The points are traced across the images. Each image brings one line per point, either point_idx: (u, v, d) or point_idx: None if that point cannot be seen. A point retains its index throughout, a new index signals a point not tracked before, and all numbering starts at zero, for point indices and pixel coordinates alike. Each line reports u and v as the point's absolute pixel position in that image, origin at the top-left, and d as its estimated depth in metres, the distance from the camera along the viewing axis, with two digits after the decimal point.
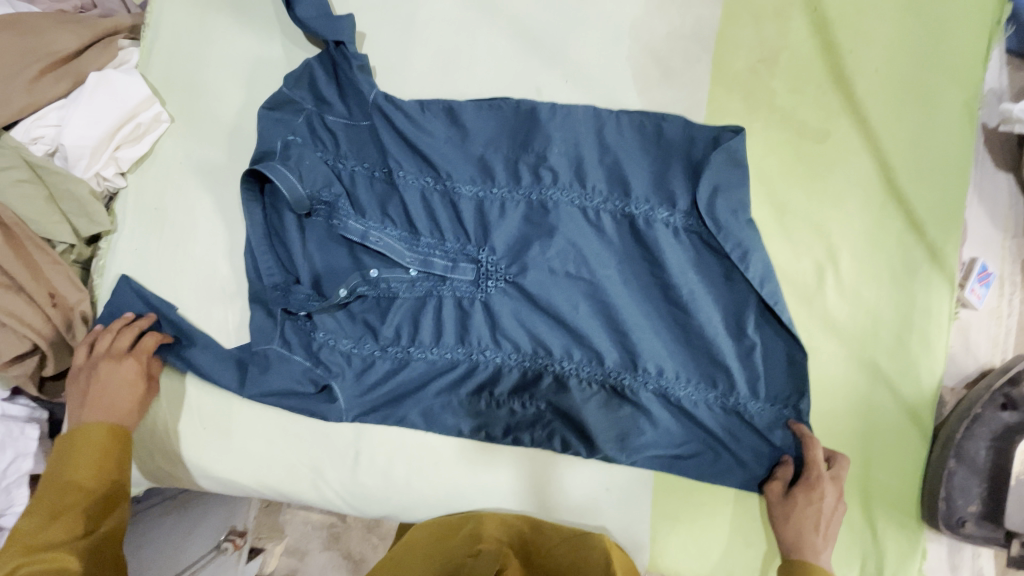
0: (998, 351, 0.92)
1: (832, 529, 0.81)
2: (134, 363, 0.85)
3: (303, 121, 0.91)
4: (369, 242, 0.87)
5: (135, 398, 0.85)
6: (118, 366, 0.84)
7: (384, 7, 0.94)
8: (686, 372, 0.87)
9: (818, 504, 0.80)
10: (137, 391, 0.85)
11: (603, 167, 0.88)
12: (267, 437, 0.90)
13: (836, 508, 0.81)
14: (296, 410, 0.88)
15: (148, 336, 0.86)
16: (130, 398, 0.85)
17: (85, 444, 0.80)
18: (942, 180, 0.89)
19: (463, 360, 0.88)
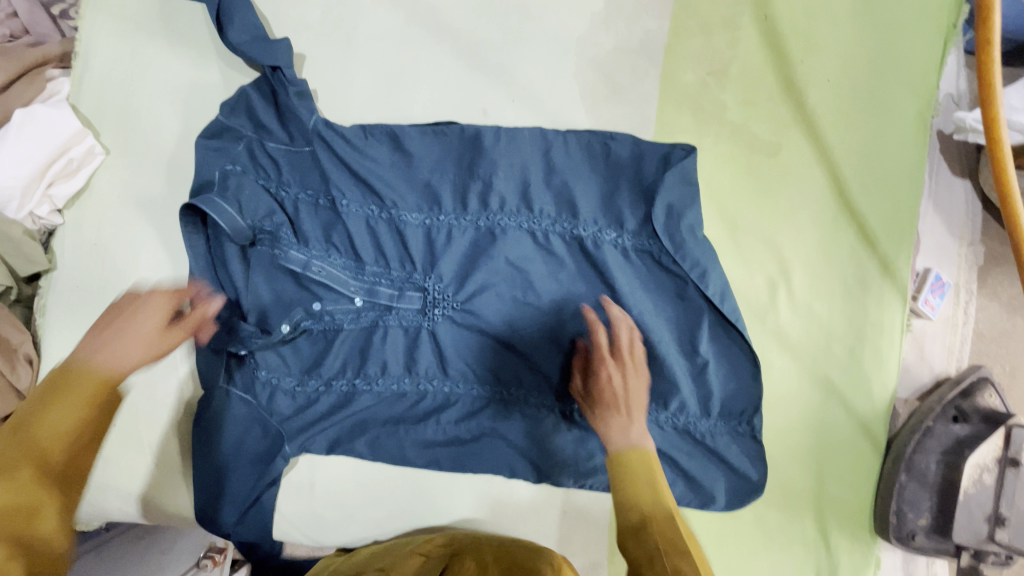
0: (954, 360, 0.92)
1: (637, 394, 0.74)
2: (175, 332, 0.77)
3: (243, 148, 0.87)
4: (310, 273, 0.87)
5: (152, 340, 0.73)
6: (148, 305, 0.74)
7: (323, 26, 0.91)
8: None
9: (614, 386, 0.76)
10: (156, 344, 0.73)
11: (551, 190, 0.87)
12: None
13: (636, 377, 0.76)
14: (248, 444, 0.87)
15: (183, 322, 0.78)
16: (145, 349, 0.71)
17: (75, 403, 0.62)
18: (895, 192, 0.88)
19: (411, 391, 0.90)
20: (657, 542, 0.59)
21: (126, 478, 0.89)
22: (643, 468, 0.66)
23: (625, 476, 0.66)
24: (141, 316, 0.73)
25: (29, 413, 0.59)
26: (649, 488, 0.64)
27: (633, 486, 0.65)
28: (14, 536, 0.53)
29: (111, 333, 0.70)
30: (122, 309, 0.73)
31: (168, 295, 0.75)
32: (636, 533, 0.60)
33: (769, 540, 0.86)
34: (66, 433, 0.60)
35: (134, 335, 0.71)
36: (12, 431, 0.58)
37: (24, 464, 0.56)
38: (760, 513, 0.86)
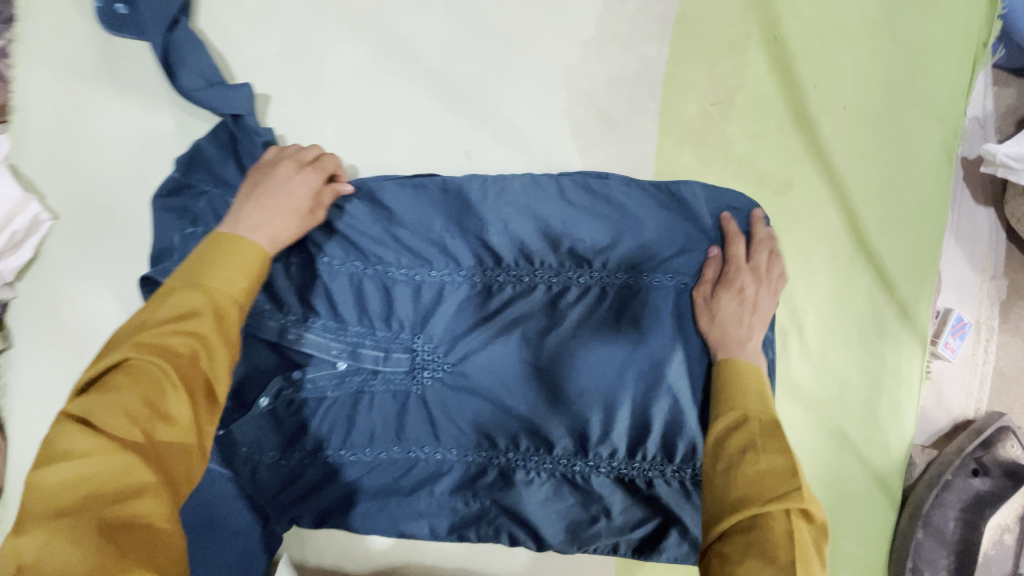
0: (972, 403, 0.88)
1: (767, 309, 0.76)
2: (307, 174, 0.75)
3: (205, 205, 0.79)
4: (287, 340, 0.80)
5: (298, 206, 0.73)
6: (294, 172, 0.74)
7: (285, 63, 0.82)
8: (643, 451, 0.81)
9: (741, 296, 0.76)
10: (298, 213, 0.72)
11: (549, 238, 0.80)
12: None
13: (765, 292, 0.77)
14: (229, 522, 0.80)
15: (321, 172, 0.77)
16: (289, 224, 0.71)
17: (239, 259, 0.63)
18: (916, 229, 0.83)
19: (400, 458, 0.85)
20: (752, 434, 0.61)
21: None
22: (748, 378, 0.69)
23: (732, 388, 0.69)
24: (283, 184, 0.72)
25: (206, 260, 0.62)
26: (755, 395, 0.66)
27: (739, 395, 0.67)
28: (187, 376, 0.54)
29: (263, 201, 0.70)
30: (270, 180, 0.73)
31: (317, 175, 0.75)
32: (735, 429, 0.63)
33: None
34: (231, 287, 0.61)
35: (288, 202, 0.72)
36: (196, 266, 0.61)
37: (201, 312, 0.58)
38: None
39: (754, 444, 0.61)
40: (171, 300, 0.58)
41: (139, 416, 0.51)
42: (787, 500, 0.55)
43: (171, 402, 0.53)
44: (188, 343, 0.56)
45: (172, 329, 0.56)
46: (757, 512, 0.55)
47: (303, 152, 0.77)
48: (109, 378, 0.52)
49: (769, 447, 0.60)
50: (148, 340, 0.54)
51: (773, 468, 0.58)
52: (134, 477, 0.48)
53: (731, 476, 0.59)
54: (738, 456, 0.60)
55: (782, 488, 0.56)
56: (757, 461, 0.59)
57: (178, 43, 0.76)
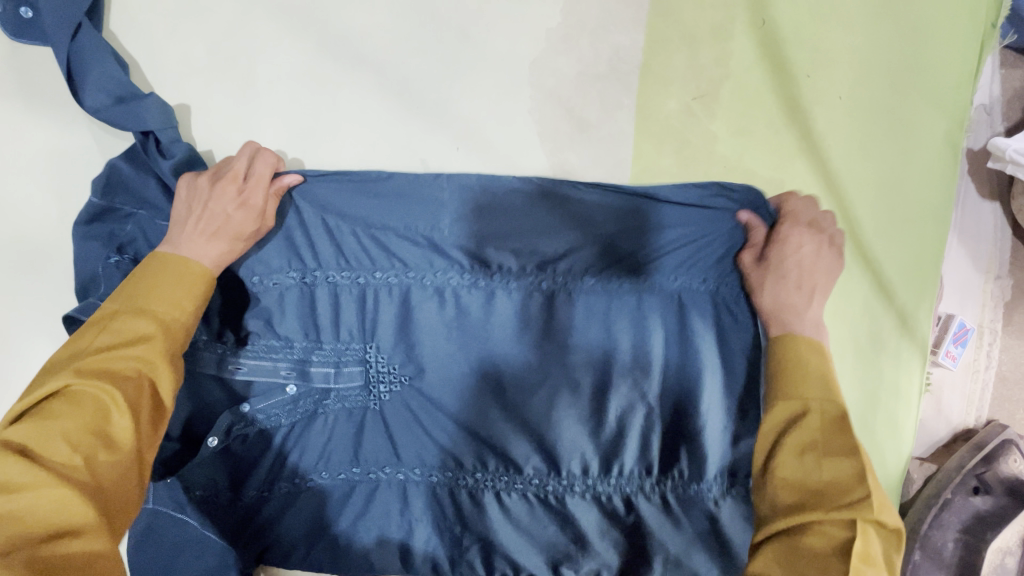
0: (973, 412, 0.83)
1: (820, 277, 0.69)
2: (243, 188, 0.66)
3: (132, 228, 0.72)
4: (229, 371, 0.73)
5: (237, 229, 0.65)
6: (226, 188, 0.65)
7: (213, 66, 0.73)
8: (623, 467, 0.76)
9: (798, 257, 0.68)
10: (238, 237, 0.65)
11: (508, 242, 0.72)
12: None
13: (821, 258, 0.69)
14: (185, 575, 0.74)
15: (259, 181, 0.66)
16: (229, 249, 0.64)
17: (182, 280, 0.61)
18: (919, 231, 0.76)
19: (361, 481, 0.79)
20: (813, 433, 0.59)
21: None
22: (810, 361, 0.64)
23: (790, 370, 0.64)
24: (217, 205, 0.64)
25: (148, 282, 0.60)
26: (816, 381, 0.62)
27: (800, 379, 0.63)
28: (133, 401, 0.54)
29: (198, 227, 0.64)
30: (202, 201, 0.65)
31: (257, 189, 0.66)
32: (794, 425, 0.60)
33: None
34: (177, 308, 0.60)
35: (221, 225, 0.64)
36: (136, 290, 0.59)
37: (144, 335, 0.57)
38: None
39: (817, 445, 0.58)
40: (113, 326, 0.57)
41: (78, 443, 0.51)
42: (852, 510, 0.54)
43: (115, 428, 0.53)
44: (127, 368, 0.55)
45: (112, 354, 0.55)
46: (816, 518, 0.54)
47: (233, 163, 0.67)
48: (48, 406, 0.52)
49: (830, 448, 0.58)
50: (89, 366, 0.54)
51: (837, 473, 0.56)
52: (68, 508, 0.49)
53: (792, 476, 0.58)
54: (798, 457, 0.59)
55: (846, 496, 0.55)
56: (819, 464, 0.57)
57: (86, 50, 0.67)
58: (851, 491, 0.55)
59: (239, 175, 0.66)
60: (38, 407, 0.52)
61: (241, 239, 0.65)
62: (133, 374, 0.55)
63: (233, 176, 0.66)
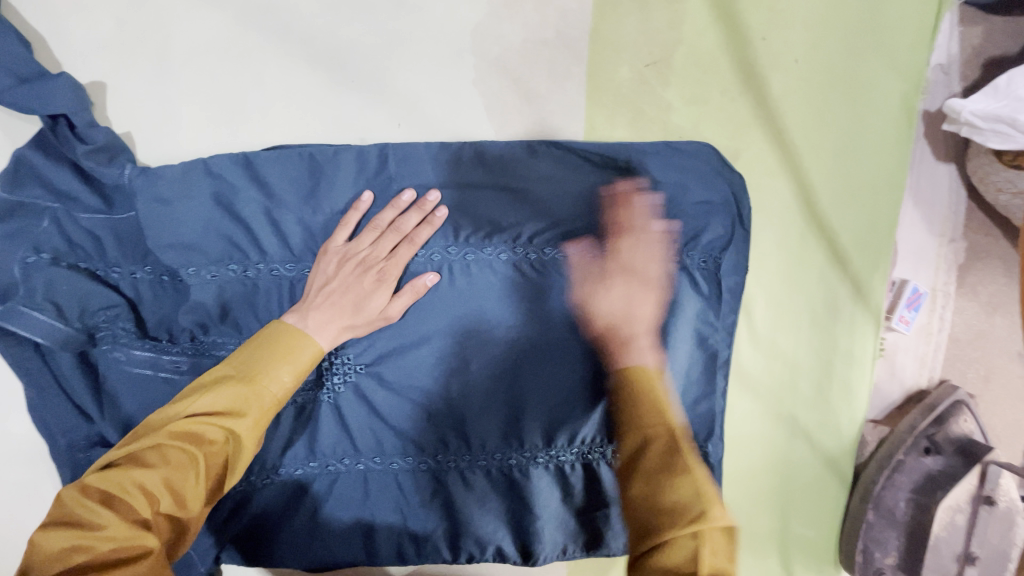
0: (925, 371, 0.84)
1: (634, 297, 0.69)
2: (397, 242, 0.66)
3: (48, 224, 0.66)
4: (165, 372, 0.68)
5: (358, 295, 0.64)
6: (410, 239, 0.66)
7: (124, 40, 0.66)
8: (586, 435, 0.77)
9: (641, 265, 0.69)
10: (346, 301, 0.64)
11: (466, 215, 0.69)
12: None
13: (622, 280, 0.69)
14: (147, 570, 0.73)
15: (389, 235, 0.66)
16: (336, 316, 0.63)
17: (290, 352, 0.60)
18: (874, 199, 0.74)
19: (319, 475, 0.76)
20: (653, 459, 0.56)
21: None
22: (650, 389, 0.61)
23: (632, 405, 0.61)
24: (339, 277, 0.64)
25: (260, 351, 0.59)
26: (654, 409, 0.59)
27: (637, 412, 0.60)
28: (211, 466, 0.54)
29: (323, 300, 0.63)
30: (339, 275, 0.64)
31: (396, 269, 0.66)
32: (636, 456, 0.57)
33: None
34: (277, 383, 0.58)
35: (354, 300, 0.64)
36: (247, 356, 0.59)
37: (240, 404, 0.56)
38: None
39: (662, 468, 0.55)
40: (216, 390, 0.56)
41: (155, 495, 0.50)
42: (693, 523, 0.50)
43: (188, 488, 0.52)
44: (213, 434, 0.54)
45: (205, 417, 0.54)
46: (663, 540, 0.52)
47: (354, 220, 0.66)
48: (137, 454, 0.52)
49: (681, 466, 0.54)
50: (182, 428, 0.53)
51: (682, 489, 0.53)
52: (135, 547, 0.47)
53: (644, 505, 0.55)
54: (651, 480, 0.55)
55: (688, 511, 0.52)
56: (664, 486, 0.54)
57: None
58: (690, 504, 0.52)
59: (402, 230, 0.66)
60: (127, 454, 0.52)
61: (354, 302, 0.64)
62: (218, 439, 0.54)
63: (399, 232, 0.66)
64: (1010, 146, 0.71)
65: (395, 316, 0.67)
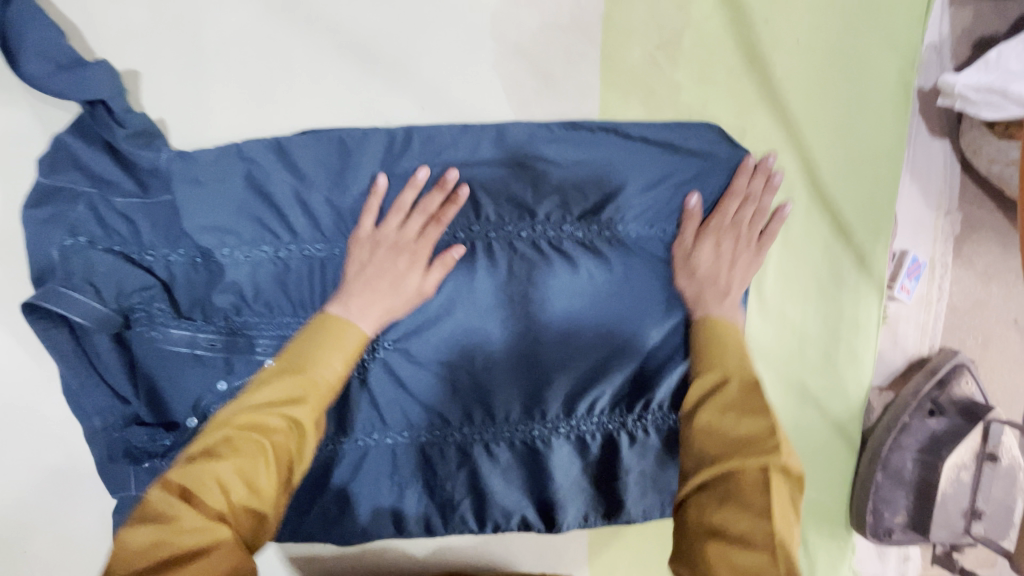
0: (927, 339, 0.88)
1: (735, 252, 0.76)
2: (427, 227, 0.70)
3: (84, 209, 0.68)
4: (202, 349, 0.72)
5: (392, 280, 0.70)
6: (436, 224, 0.70)
7: (156, 31, 0.69)
8: (604, 406, 0.80)
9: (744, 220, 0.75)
10: (381, 286, 0.69)
11: (491, 194, 0.73)
12: None
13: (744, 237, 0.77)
14: None
15: (418, 220, 0.70)
16: (378, 302, 0.68)
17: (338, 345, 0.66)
18: (873, 172, 0.78)
19: (349, 450, 0.78)
20: (732, 395, 0.66)
21: None
22: (725, 335, 0.72)
23: (714, 348, 0.71)
24: (376, 263, 0.69)
25: (308, 343, 0.65)
26: (735, 354, 0.70)
27: (716, 355, 0.71)
28: (278, 453, 0.59)
29: (362, 287, 0.69)
30: (374, 260, 0.70)
31: (427, 247, 0.70)
32: (714, 392, 0.67)
33: None
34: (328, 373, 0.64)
35: (392, 280, 0.70)
36: (297, 350, 0.65)
37: (299, 397, 0.62)
38: None
39: (739, 406, 0.65)
40: (274, 384, 0.62)
41: (228, 484, 0.56)
42: (763, 457, 0.60)
43: (258, 475, 0.58)
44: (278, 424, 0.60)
45: (267, 408, 0.61)
46: (732, 466, 0.61)
47: (377, 202, 0.70)
48: (211, 446, 0.58)
49: (750, 410, 0.64)
50: (248, 420, 0.60)
51: (753, 428, 0.63)
52: (212, 533, 0.53)
53: (711, 435, 0.65)
54: (720, 414, 0.66)
55: (759, 446, 0.61)
56: (740, 420, 0.64)
57: (17, 16, 0.63)
58: (765, 441, 0.61)
59: (427, 214, 0.70)
60: (204, 449, 0.58)
61: (391, 285, 0.69)
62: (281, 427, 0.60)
63: (425, 216, 0.70)
64: (1003, 115, 0.75)
65: (431, 289, 0.71)
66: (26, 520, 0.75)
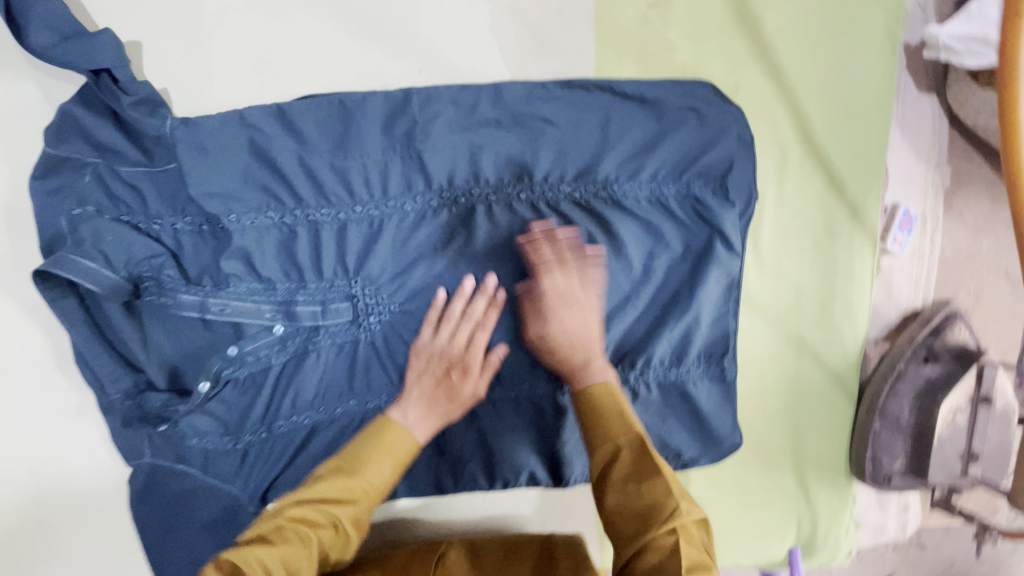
0: (920, 292, 0.89)
1: (581, 318, 0.70)
2: (476, 338, 0.73)
3: (90, 179, 0.70)
4: (211, 314, 0.72)
5: (450, 392, 0.72)
6: (480, 328, 0.73)
7: (157, 1, 0.70)
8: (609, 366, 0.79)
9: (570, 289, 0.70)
10: (439, 400, 0.72)
11: (492, 155, 0.75)
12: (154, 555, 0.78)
13: (578, 298, 0.70)
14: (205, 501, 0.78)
15: (464, 331, 0.73)
16: (435, 413, 0.71)
17: (390, 447, 0.68)
18: (863, 125, 0.80)
19: (359, 412, 0.80)
20: (627, 467, 0.61)
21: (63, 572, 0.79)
22: (609, 403, 0.65)
23: (593, 418, 0.64)
24: (430, 374, 0.72)
25: (365, 443, 0.68)
26: (618, 420, 0.63)
27: (603, 421, 0.64)
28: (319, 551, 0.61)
29: (420, 401, 0.71)
30: (430, 369, 0.72)
31: (478, 356, 0.72)
32: (609, 466, 0.61)
33: (751, 500, 0.88)
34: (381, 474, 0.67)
35: (447, 393, 0.72)
36: (354, 449, 0.68)
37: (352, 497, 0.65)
38: (740, 476, 0.87)
39: (635, 476, 0.60)
40: (330, 481, 0.65)
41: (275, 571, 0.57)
42: (671, 520, 0.57)
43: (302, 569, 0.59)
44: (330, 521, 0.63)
45: (320, 504, 0.63)
46: (647, 537, 0.57)
47: (430, 312, 0.73)
48: (264, 534, 0.60)
49: (649, 476, 0.60)
50: (301, 513, 0.62)
51: (655, 496, 0.59)
52: None
53: (619, 512, 0.60)
54: (622, 490, 0.60)
55: (665, 511, 0.58)
56: (639, 492, 0.59)
57: None
58: (663, 509, 0.58)
59: (474, 322, 0.73)
60: (256, 534, 0.60)
61: (447, 397, 0.72)
62: (326, 526, 0.62)
63: (473, 324, 0.73)
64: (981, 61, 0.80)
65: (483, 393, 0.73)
66: (43, 490, 0.77)
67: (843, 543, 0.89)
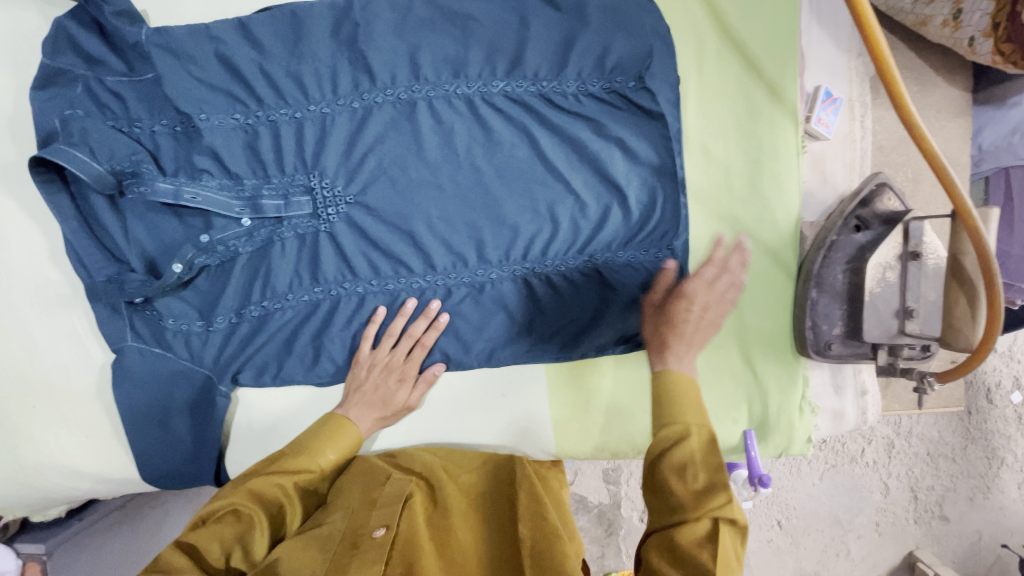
0: (857, 176, 0.92)
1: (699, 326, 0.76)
2: (414, 361, 0.87)
3: (81, 89, 0.81)
4: (184, 201, 0.80)
5: (390, 398, 0.86)
6: (414, 355, 0.87)
7: None
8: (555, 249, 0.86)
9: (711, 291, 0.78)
10: (375, 408, 0.86)
11: (431, 52, 0.83)
12: (135, 435, 0.85)
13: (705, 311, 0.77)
14: (181, 383, 0.85)
15: (402, 350, 0.87)
16: (372, 415, 0.86)
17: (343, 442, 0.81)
18: (772, 11, 0.86)
19: (323, 299, 0.87)
20: (692, 449, 0.62)
21: (56, 452, 0.86)
22: (685, 390, 0.68)
23: (666, 400, 0.67)
24: (373, 382, 0.86)
25: (319, 433, 0.81)
26: (692, 407, 0.66)
27: (674, 405, 0.67)
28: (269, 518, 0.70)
29: (364, 401, 0.86)
30: (370, 379, 0.86)
31: (413, 368, 0.87)
32: (677, 444, 0.63)
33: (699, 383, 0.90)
34: (328, 456, 0.79)
35: (383, 397, 0.86)
36: (310, 437, 0.80)
37: (303, 470, 0.76)
38: None
39: (688, 463, 0.62)
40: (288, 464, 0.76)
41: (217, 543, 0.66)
42: (720, 509, 0.58)
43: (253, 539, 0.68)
44: (288, 496, 0.73)
45: (274, 481, 0.73)
46: (687, 517, 0.59)
47: (370, 330, 0.86)
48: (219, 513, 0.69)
49: (713, 465, 0.61)
50: (258, 488, 0.71)
51: (708, 481, 0.61)
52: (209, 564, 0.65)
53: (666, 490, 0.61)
54: (679, 471, 0.61)
55: (713, 500, 0.59)
56: (694, 478, 0.61)
57: None
58: (711, 498, 0.59)
59: (409, 346, 0.87)
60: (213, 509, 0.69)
61: (383, 402, 0.86)
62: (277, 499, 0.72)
63: (408, 346, 0.87)
64: None
65: (417, 403, 0.89)
66: (36, 374, 0.85)
67: (799, 429, 0.90)
